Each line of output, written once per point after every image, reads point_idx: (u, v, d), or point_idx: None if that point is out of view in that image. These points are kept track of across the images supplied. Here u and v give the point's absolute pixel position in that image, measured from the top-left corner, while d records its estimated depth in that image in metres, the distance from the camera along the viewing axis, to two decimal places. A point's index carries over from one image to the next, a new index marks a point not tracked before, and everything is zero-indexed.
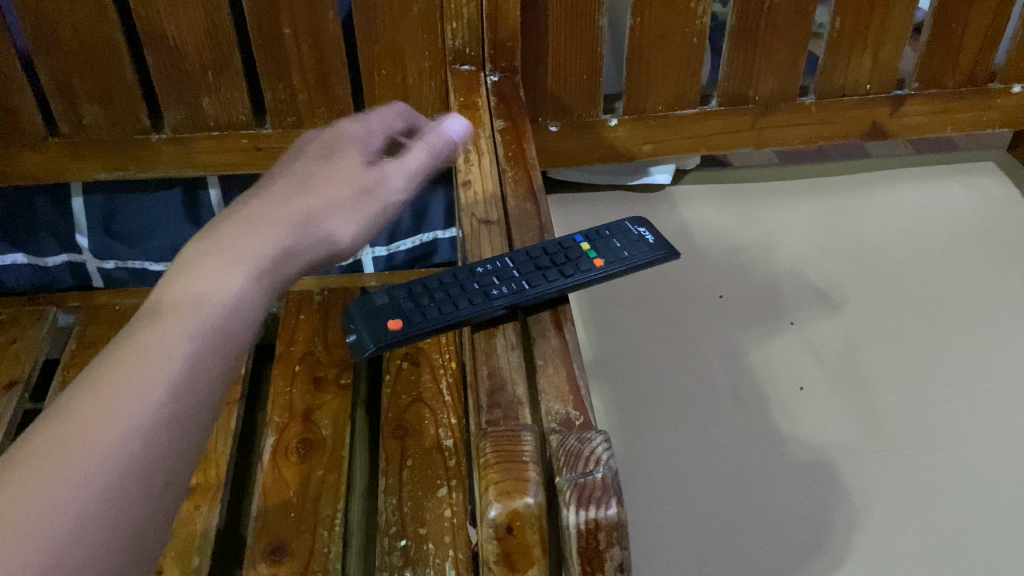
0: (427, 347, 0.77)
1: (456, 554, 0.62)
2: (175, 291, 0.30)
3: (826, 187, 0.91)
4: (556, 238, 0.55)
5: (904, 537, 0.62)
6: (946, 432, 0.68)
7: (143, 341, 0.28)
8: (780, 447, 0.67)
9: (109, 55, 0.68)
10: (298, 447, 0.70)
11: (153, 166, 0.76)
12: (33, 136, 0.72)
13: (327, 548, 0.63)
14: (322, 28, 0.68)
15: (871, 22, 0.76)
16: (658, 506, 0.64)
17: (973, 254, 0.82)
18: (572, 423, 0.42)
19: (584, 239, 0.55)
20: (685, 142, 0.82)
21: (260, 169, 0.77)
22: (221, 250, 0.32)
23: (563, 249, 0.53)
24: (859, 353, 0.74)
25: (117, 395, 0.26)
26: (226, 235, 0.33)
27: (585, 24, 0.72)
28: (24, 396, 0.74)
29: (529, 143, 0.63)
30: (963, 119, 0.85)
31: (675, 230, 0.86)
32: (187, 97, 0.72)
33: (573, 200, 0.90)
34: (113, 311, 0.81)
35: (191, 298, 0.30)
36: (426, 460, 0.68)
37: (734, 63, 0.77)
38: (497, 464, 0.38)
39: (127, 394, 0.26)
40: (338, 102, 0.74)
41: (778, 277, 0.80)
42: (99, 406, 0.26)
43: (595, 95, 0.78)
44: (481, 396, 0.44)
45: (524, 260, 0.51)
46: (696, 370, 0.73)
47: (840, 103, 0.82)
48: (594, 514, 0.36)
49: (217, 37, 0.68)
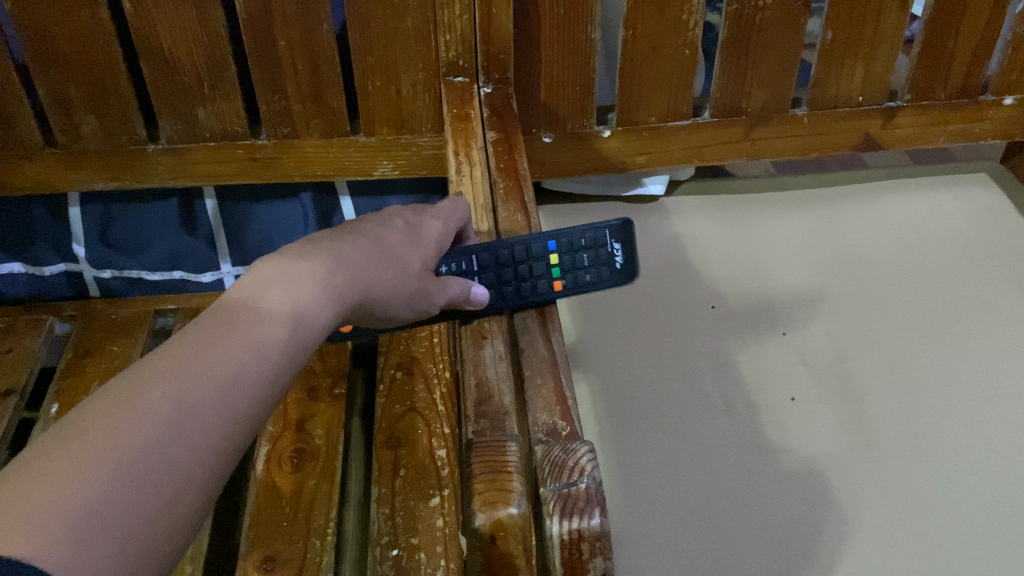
0: (421, 357, 0.78)
1: (448, 564, 0.62)
2: (170, 358, 0.32)
3: (819, 198, 0.91)
4: (529, 238, 0.55)
5: (895, 549, 0.62)
6: (937, 443, 0.68)
7: (132, 397, 0.30)
8: (772, 457, 0.67)
9: (106, 67, 0.68)
10: (291, 457, 0.70)
11: (150, 176, 0.76)
12: (30, 146, 0.73)
13: (319, 557, 0.63)
14: (316, 40, 0.69)
15: (863, 35, 0.76)
16: (649, 516, 0.64)
17: (966, 265, 0.83)
18: (558, 433, 0.42)
19: (557, 246, 0.55)
20: (678, 153, 0.83)
21: (256, 179, 0.78)
22: (216, 329, 0.34)
23: (530, 259, 0.54)
24: (851, 364, 0.74)
25: (98, 441, 0.28)
26: (227, 317, 0.35)
27: (578, 36, 0.73)
28: (19, 405, 0.75)
29: (520, 153, 0.63)
30: (955, 130, 0.86)
31: (668, 241, 0.87)
32: (183, 107, 0.72)
33: (568, 211, 0.91)
34: (110, 321, 0.82)
35: (181, 366, 0.32)
36: (419, 469, 0.68)
37: (727, 75, 0.78)
38: (482, 474, 0.38)
39: (109, 443, 0.28)
40: (332, 113, 0.74)
41: (771, 288, 0.81)
42: (81, 450, 0.28)
43: (588, 106, 0.78)
44: (468, 407, 0.44)
45: (488, 269, 0.53)
46: (688, 380, 0.73)
47: (832, 114, 0.82)
48: (577, 524, 0.36)
49: (212, 49, 0.68)
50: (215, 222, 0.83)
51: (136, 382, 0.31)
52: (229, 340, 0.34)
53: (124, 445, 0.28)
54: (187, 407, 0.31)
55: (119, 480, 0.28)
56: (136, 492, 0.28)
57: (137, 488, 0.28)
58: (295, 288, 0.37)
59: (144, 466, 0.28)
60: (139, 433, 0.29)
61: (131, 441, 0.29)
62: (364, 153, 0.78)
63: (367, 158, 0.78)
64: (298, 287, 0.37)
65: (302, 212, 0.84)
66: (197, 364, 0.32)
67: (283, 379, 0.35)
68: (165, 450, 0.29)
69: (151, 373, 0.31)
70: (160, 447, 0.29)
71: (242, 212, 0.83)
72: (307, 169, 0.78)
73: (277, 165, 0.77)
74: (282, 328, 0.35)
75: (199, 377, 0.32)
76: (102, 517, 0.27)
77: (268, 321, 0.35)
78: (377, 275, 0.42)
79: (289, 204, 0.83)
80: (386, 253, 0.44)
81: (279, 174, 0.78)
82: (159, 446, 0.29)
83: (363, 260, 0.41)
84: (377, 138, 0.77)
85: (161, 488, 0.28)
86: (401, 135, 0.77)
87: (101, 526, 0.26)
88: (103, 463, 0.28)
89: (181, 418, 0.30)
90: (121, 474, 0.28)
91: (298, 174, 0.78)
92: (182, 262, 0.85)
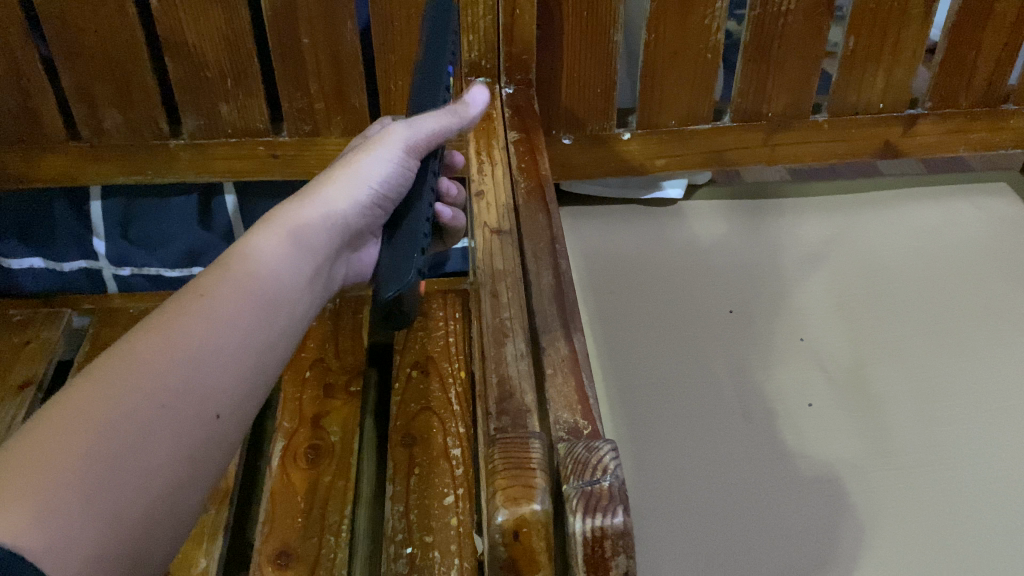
0: (437, 356, 0.78)
1: (461, 563, 0.61)
2: (143, 331, 0.35)
3: (837, 204, 0.91)
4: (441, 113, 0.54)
5: (910, 557, 0.61)
6: (955, 452, 0.67)
7: (104, 371, 0.33)
8: (788, 463, 0.67)
9: (129, 61, 0.69)
10: (306, 453, 0.70)
11: (171, 171, 0.76)
12: (53, 139, 0.74)
13: (333, 553, 0.63)
14: (340, 38, 0.69)
15: (885, 42, 0.76)
16: (664, 520, 0.64)
17: (984, 276, 0.82)
18: (580, 432, 0.41)
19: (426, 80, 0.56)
20: (698, 157, 0.83)
21: (276, 176, 0.78)
22: (184, 300, 0.37)
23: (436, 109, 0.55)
24: (867, 370, 0.74)
25: (75, 421, 0.30)
26: (193, 287, 0.38)
27: (601, 38, 0.73)
28: (38, 396, 0.75)
29: (541, 154, 0.66)
30: (975, 139, 0.85)
31: (684, 245, 0.87)
32: (205, 103, 0.73)
33: (586, 215, 0.91)
34: (128, 315, 0.83)
35: (153, 337, 0.35)
36: (434, 468, 0.68)
37: (748, 80, 0.78)
38: (505, 470, 0.38)
39: (84, 413, 0.31)
40: (354, 112, 0.74)
41: (787, 293, 0.81)
42: (57, 423, 0.30)
43: (608, 108, 0.78)
44: (490, 404, 0.44)
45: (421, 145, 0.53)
46: (705, 387, 0.73)
47: (853, 121, 0.82)
48: (600, 522, 0.36)
49: (237, 45, 0.69)
50: (234, 217, 0.84)
51: (110, 356, 0.34)
52: (196, 311, 0.37)
53: (98, 414, 0.31)
54: (156, 374, 0.33)
55: (98, 449, 0.30)
56: (113, 457, 0.30)
57: (112, 453, 0.30)
58: (251, 259, 0.41)
59: (119, 433, 0.31)
60: (113, 406, 0.31)
61: (104, 410, 0.31)
62: None
63: None
64: (254, 257, 0.41)
65: None
66: (167, 335, 0.35)
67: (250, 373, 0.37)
68: (139, 416, 0.32)
69: (123, 349, 0.34)
70: (132, 413, 0.32)
71: (262, 208, 0.83)
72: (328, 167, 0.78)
73: (298, 162, 0.77)
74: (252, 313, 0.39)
75: (167, 347, 0.35)
76: (79, 482, 0.29)
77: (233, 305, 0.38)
78: (313, 253, 0.45)
79: None
80: (324, 217, 0.47)
81: (300, 172, 0.78)
82: (132, 412, 0.32)
83: (299, 234, 0.45)
84: None
85: (137, 452, 0.31)
86: None
87: (79, 489, 0.29)
88: (77, 433, 0.30)
89: (151, 384, 0.33)
90: (96, 441, 0.30)
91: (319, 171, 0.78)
92: (202, 259, 0.84)
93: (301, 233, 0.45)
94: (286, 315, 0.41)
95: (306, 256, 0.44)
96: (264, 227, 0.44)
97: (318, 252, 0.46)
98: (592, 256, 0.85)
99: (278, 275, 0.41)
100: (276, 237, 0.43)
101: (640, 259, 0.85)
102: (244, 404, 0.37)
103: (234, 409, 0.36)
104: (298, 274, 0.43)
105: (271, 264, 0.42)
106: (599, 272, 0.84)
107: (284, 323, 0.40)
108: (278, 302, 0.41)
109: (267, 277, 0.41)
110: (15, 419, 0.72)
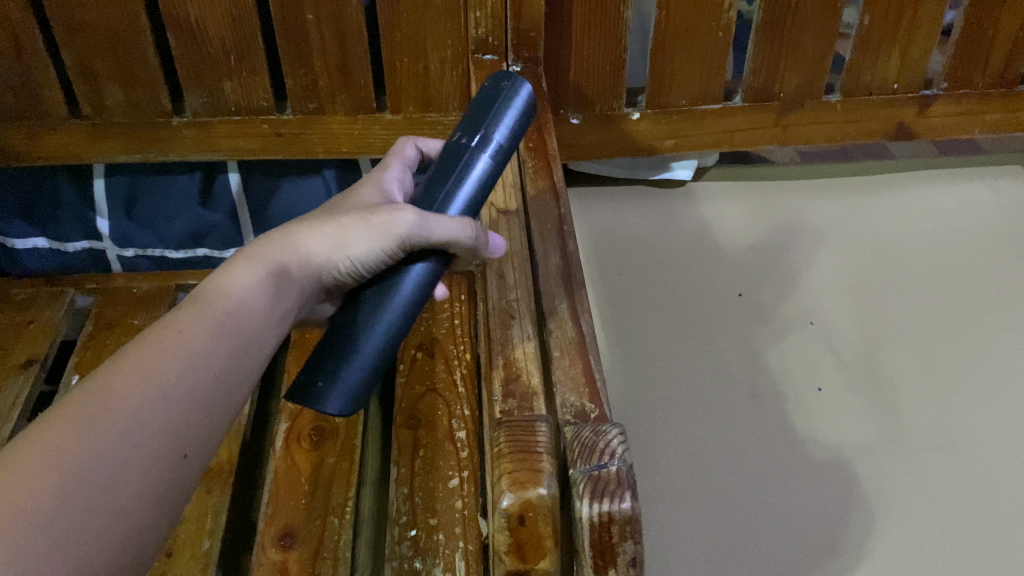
0: (442, 338, 0.77)
1: (466, 546, 0.61)
2: (114, 365, 0.36)
3: (849, 187, 0.90)
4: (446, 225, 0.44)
5: (922, 543, 0.61)
6: (968, 437, 0.66)
7: (76, 408, 0.33)
8: (797, 447, 0.67)
9: (131, 36, 0.68)
10: (310, 434, 0.70)
11: (175, 150, 0.76)
12: (56, 117, 0.73)
13: (337, 535, 0.63)
14: (345, 14, 0.68)
15: (901, 20, 0.75)
16: (671, 504, 0.63)
17: (998, 259, 0.81)
18: (586, 415, 0.40)
19: None
20: (708, 138, 0.82)
21: (281, 155, 0.77)
22: (161, 335, 0.38)
23: None
24: (878, 355, 0.73)
25: (48, 457, 0.31)
26: (170, 323, 0.38)
27: (610, 15, 0.71)
28: (40, 374, 0.75)
29: (550, 134, 0.64)
30: (992, 120, 0.84)
31: (694, 227, 0.85)
32: (208, 80, 0.71)
33: (594, 195, 0.90)
34: (131, 294, 0.83)
35: (126, 372, 0.35)
36: (438, 450, 0.67)
37: (760, 59, 0.76)
38: (510, 454, 0.37)
39: (55, 452, 0.32)
40: (358, 88, 0.73)
41: (799, 276, 0.80)
42: (25, 462, 0.31)
43: (618, 87, 0.77)
44: (496, 386, 0.43)
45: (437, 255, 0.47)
46: (712, 368, 0.72)
47: (867, 101, 0.81)
48: (607, 507, 0.35)
49: (240, 19, 0.68)
50: (238, 198, 0.82)
51: (84, 388, 0.34)
52: (173, 346, 0.37)
53: (68, 454, 0.32)
54: (127, 413, 0.34)
55: (68, 487, 0.31)
56: (80, 498, 0.31)
57: (80, 493, 0.31)
58: (228, 296, 0.40)
59: (88, 472, 0.32)
60: (84, 439, 0.32)
61: (74, 449, 0.32)
62: (390, 131, 0.76)
63: (392, 136, 0.77)
64: (229, 295, 0.40)
65: (324, 187, 0.82)
66: (142, 371, 0.35)
67: (218, 400, 0.38)
68: (111, 458, 0.33)
69: (98, 382, 0.35)
70: (103, 454, 0.32)
71: (266, 187, 0.82)
72: (332, 146, 0.76)
73: (302, 141, 0.76)
74: (226, 353, 0.39)
75: (142, 383, 0.35)
76: (43, 526, 0.30)
77: (203, 343, 0.38)
78: (290, 296, 0.44)
79: (312, 180, 0.82)
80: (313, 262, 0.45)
81: (304, 150, 0.77)
82: (101, 453, 0.32)
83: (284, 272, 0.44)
84: (403, 116, 0.76)
85: (106, 490, 0.32)
86: (427, 113, 0.76)
87: (45, 531, 0.30)
88: (46, 473, 0.31)
89: (124, 424, 0.34)
90: (64, 482, 0.31)
91: (322, 151, 0.77)
92: (205, 240, 0.84)
93: (281, 271, 0.43)
94: (257, 352, 0.41)
95: (272, 305, 0.42)
96: (250, 257, 0.43)
97: (296, 294, 0.44)
98: (600, 238, 0.85)
99: (250, 316, 0.40)
100: (252, 274, 0.42)
101: (649, 238, 0.84)
102: (211, 433, 0.37)
103: (203, 444, 0.37)
104: (266, 313, 0.42)
105: (242, 305, 0.41)
106: (606, 252, 0.83)
107: (258, 358, 0.41)
108: (250, 346, 0.40)
109: (240, 317, 0.40)
110: (18, 398, 0.72)
